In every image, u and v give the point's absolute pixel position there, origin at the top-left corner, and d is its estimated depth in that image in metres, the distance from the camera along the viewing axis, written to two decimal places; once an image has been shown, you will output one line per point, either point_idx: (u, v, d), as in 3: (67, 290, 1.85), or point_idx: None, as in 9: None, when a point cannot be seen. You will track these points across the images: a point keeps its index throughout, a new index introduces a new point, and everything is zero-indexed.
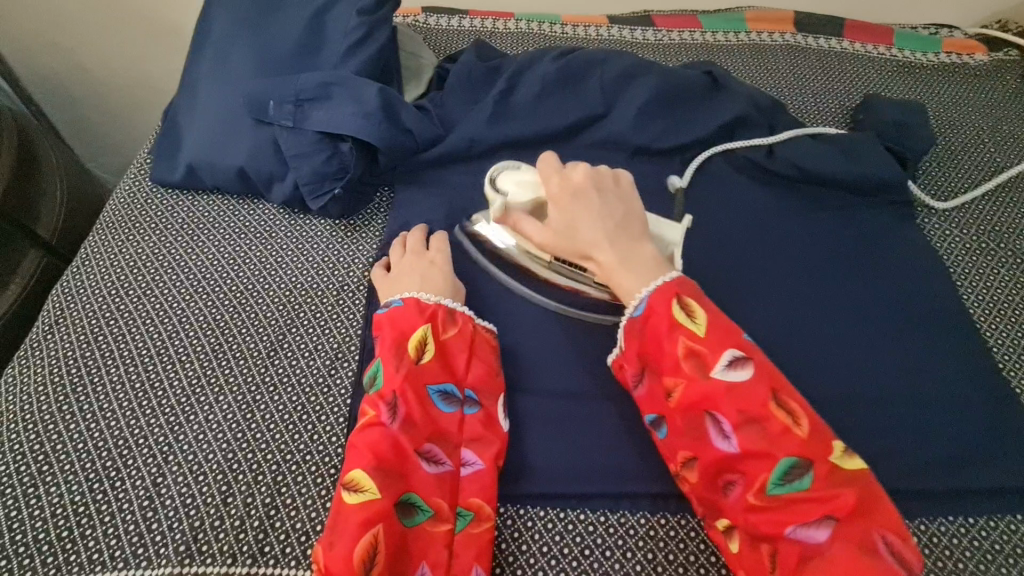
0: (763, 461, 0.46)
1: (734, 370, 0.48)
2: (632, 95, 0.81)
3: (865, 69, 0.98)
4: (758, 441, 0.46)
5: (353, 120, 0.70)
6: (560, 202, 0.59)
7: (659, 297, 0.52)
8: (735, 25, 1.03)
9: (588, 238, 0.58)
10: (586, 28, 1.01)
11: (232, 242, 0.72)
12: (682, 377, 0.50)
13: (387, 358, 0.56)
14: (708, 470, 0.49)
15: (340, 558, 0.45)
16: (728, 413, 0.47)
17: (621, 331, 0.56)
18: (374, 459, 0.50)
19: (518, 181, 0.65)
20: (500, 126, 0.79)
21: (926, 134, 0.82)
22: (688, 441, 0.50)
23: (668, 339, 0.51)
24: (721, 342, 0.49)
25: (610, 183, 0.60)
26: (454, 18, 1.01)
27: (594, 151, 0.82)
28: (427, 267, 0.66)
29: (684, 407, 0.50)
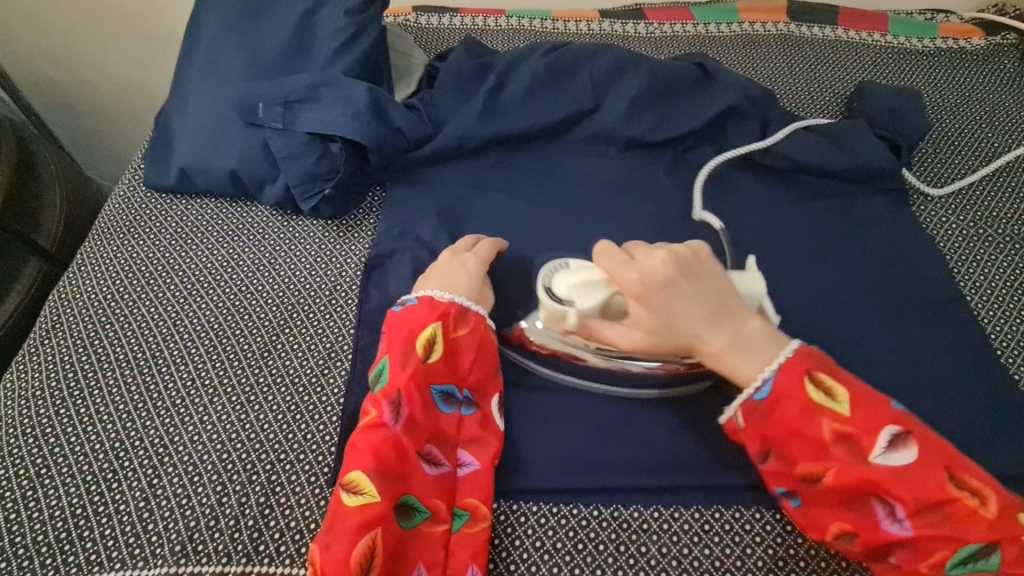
0: (945, 540, 0.45)
1: (897, 451, 0.47)
2: (623, 88, 0.80)
3: (860, 57, 0.97)
4: (938, 522, 0.46)
5: (342, 120, 0.70)
6: (648, 299, 0.53)
7: (786, 378, 0.50)
8: (728, 16, 1.03)
9: (691, 332, 0.53)
10: (577, 23, 1.01)
11: (226, 246, 0.72)
12: (835, 463, 0.48)
13: (394, 357, 0.57)
14: (870, 548, 0.48)
15: (336, 559, 0.47)
16: (899, 495, 0.46)
17: (732, 407, 0.53)
18: (374, 460, 0.51)
19: (576, 286, 0.57)
20: (490, 123, 0.79)
21: (920, 121, 0.82)
22: (847, 519, 0.48)
23: (810, 424, 0.49)
24: (875, 421, 0.48)
25: (694, 262, 0.55)
26: (445, 16, 1.01)
27: (586, 145, 0.82)
28: (456, 270, 0.65)
29: (843, 491, 0.48)
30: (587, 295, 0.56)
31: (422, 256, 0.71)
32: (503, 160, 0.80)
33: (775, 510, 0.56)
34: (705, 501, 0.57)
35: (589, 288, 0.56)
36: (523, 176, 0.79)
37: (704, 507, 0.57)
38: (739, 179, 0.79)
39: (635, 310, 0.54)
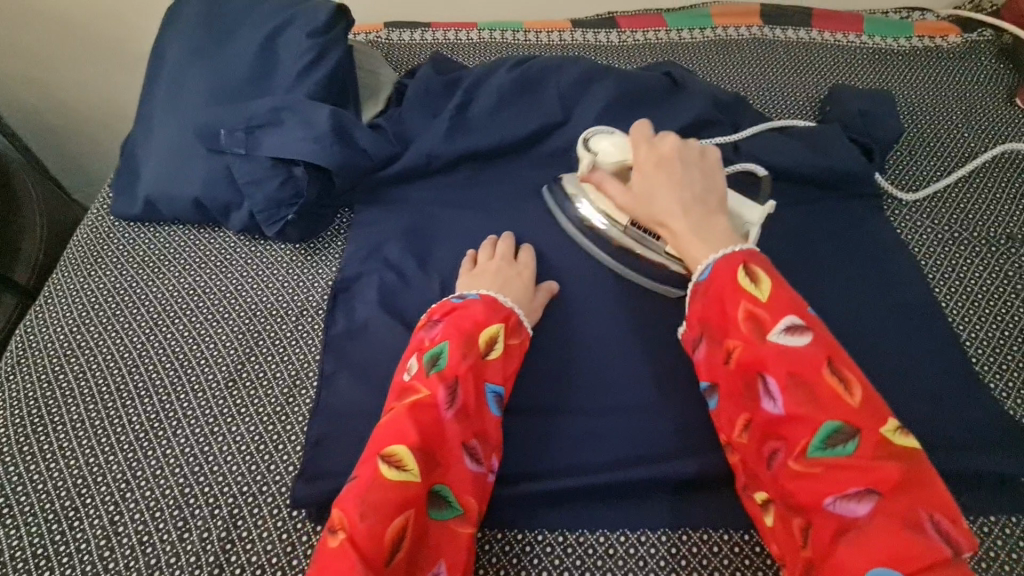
0: (805, 424, 0.44)
1: (793, 337, 0.46)
2: (591, 99, 0.80)
3: (835, 59, 0.96)
4: (805, 407, 0.44)
5: (304, 143, 0.69)
6: (646, 170, 0.59)
7: (724, 262, 0.51)
8: (701, 22, 1.02)
9: (665, 207, 0.57)
10: (548, 34, 1.01)
11: (191, 274, 0.72)
12: (739, 339, 0.48)
13: (458, 343, 0.56)
14: (754, 436, 0.48)
15: (371, 532, 0.44)
16: (778, 373, 0.46)
17: (689, 294, 0.54)
18: (422, 440, 0.50)
19: (613, 143, 0.65)
20: (458, 140, 0.78)
21: (894, 124, 0.81)
22: (742, 404, 0.48)
23: (729, 302, 0.49)
24: (782, 308, 0.47)
25: (697, 157, 0.59)
26: (417, 31, 1.00)
27: (556, 159, 0.81)
28: (515, 278, 0.66)
29: (738, 370, 0.48)
30: (614, 153, 0.64)
31: (389, 278, 0.70)
32: (472, 176, 0.80)
33: (743, 531, 0.56)
34: (673, 524, 0.56)
35: (618, 149, 0.64)
36: (493, 193, 0.78)
37: (672, 529, 0.56)
38: None
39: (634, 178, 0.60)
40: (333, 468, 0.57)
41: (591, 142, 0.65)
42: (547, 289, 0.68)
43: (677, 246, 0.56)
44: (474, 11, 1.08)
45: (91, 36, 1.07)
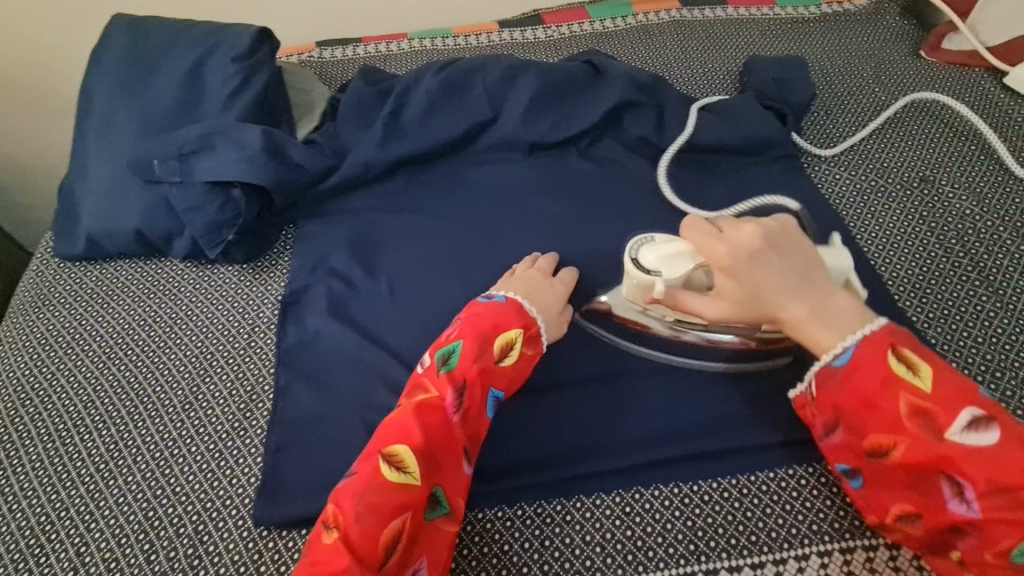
0: (1010, 526, 0.44)
1: (976, 435, 0.46)
2: (517, 94, 0.82)
3: (751, 31, 1.00)
4: (1004, 507, 0.44)
5: (238, 165, 0.71)
6: (735, 274, 0.54)
7: (874, 346, 0.50)
8: (622, 10, 1.05)
9: (774, 301, 0.53)
10: (476, 37, 1.04)
11: (142, 306, 0.72)
12: (904, 436, 0.48)
13: (470, 349, 0.59)
14: (931, 525, 0.48)
15: (365, 533, 0.47)
16: (967, 475, 0.45)
17: (815, 377, 0.53)
18: (422, 442, 0.52)
19: (661, 255, 0.59)
20: (392, 146, 0.80)
21: (805, 87, 0.85)
22: (913, 495, 0.49)
23: (885, 394, 0.49)
24: (955, 401, 0.47)
25: (781, 236, 0.55)
26: (348, 47, 1.03)
27: (491, 155, 0.84)
28: (545, 288, 0.68)
29: (906, 465, 0.48)
30: (673, 266, 0.58)
31: (337, 287, 0.72)
32: (411, 181, 0.82)
33: (692, 483, 0.59)
34: (626, 484, 0.59)
35: (678, 259, 0.58)
36: (432, 193, 0.81)
37: (625, 489, 0.59)
38: (640, 170, 0.81)
39: (720, 281, 0.55)
40: (294, 474, 0.58)
41: (641, 261, 0.59)
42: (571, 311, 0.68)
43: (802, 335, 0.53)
44: (403, 21, 1.10)
45: (22, 84, 1.06)
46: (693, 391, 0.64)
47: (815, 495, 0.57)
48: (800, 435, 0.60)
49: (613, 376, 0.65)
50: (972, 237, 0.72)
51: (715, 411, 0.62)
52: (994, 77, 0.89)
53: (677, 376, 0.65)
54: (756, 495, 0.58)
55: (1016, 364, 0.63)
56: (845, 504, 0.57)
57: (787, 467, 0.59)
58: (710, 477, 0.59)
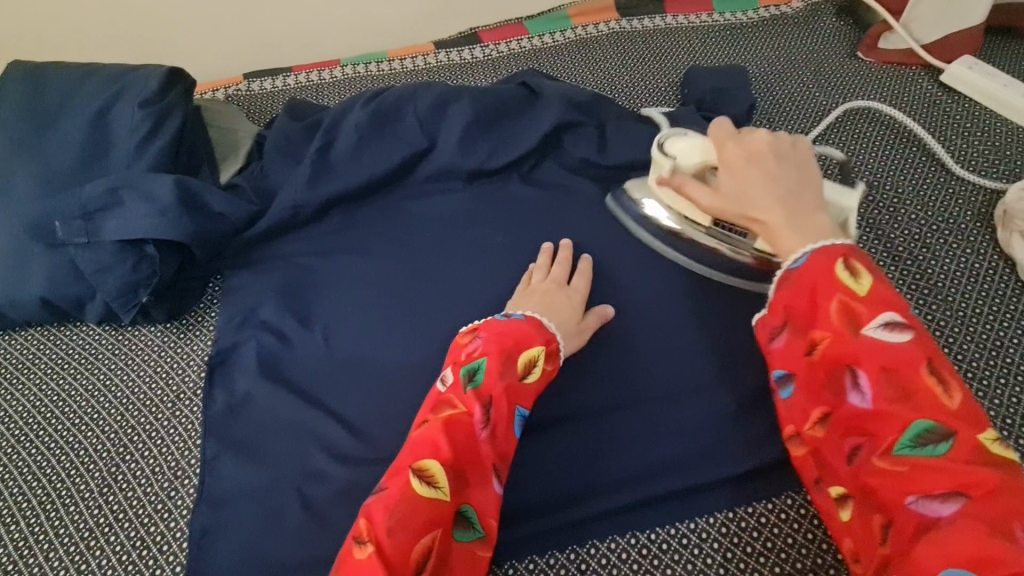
0: (896, 423, 0.42)
1: (892, 334, 0.44)
2: (451, 120, 0.78)
3: (691, 40, 0.98)
4: (896, 402, 0.43)
5: (150, 220, 0.66)
6: (733, 166, 0.56)
7: (822, 251, 0.48)
8: (561, 24, 1.03)
9: (756, 201, 0.53)
10: (412, 61, 1.00)
11: (55, 378, 0.67)
12: (828, 331, 0.46)
13: (497, 360, 0.55)
14: (834, 428, 0.46)
15: (399, 547, 0.44)
16: (871, 369, 0.44)
17: (772, 282, 0.51)
18: (451, 457, 0.49)
19: (688, 146, 0.63)
20: (322, 184, 0.76)
21: (745, 97, 0.84)
22: (822, 397, 0.47)
23: (823, 292, 0.46)
24: (882, 303, 0.45)
25: (789, 150, 0.56)
26: (277, 78, 0.98)
27: (430, 186, 0.80)
28: (562, 299, 0.66)
29: (825, 363, 0.46)
30: (690, 156, 0.62)
31: (269, 343, 0.67)
32: (345, 220, 0.78)
33: (648, 531, 0.57)
34: (579, 536, 0.57)
35: (697, 153, 0.62)
36: (368, 232, 0.77)
37: (580, 545, 0.57)
38: (584, 191, 0.78)
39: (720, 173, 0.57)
40: (225, 560, 0.55)
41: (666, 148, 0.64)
42: (599, 313, 0.66)
43: (772, 240, 0.52)
44: (335, 46, 1.06)
45: None
46: (647, 427, 0.61)
47: (773, 533, 0.56)
48: (755, 469, 0.59)
49: (564, 417, 0.62)
50: (918, 242, 0.71)
51: (669, 448, 0.60)
52: (931, 74, 0.89)
53: (631, 412, 0.62)
54: (716, 539, 0.56)
55: (968, 374, 0.62)
56: (803, 541, 0.55)
57: (746, 505, 0.57)
58: (667, 522, 0.57)
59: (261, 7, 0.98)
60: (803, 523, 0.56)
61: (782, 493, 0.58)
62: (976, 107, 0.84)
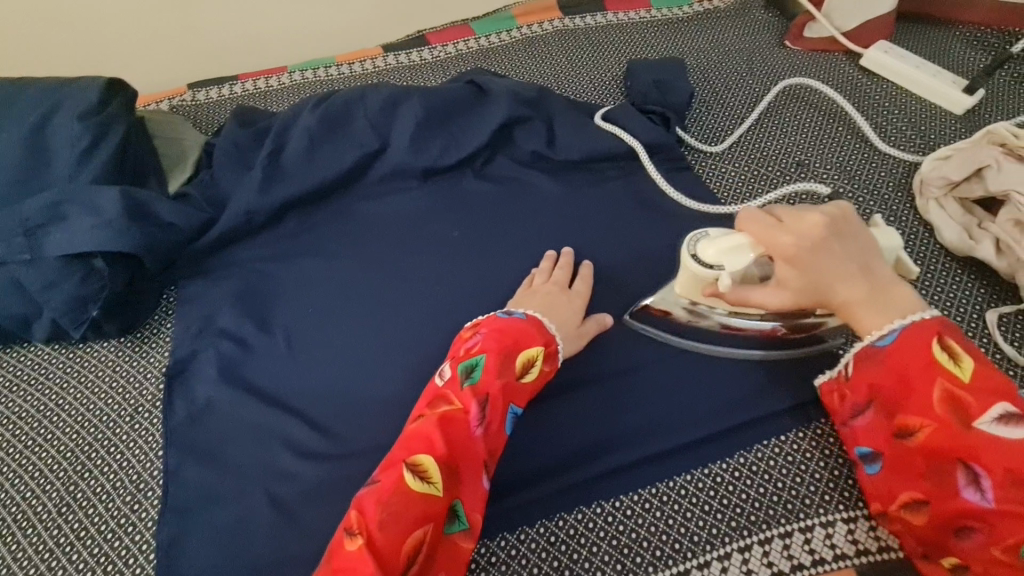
0: (1018, 518, 0.46)
1: (1005, 427, 0.47)
2: (402, 121, 0.79)
3: (630, 35, 1.02)
4: (1018, 497, 0.46)
5: (96, 233, 0.64)
6: (800, 261, 0.54)
7: (920, 332, 0.52)
8: (505, 25, 1.05)
9: (834, 292, 0.54)
10: (360, 65, 1.01)
11: (4, 402, 0.65)
12: (933, 419, 0.49)
13: (497, 364, 0.57)
14: (941, 514, 0.49)
15: (390, 538, 0.46)
16: (989, 464, 0.47)
17: (857, 357, 0.55)
18: (446, 454, 0.51)
19: (726, 249, 0.55)
20: (275, 189, 0.76)
21: (684, 87, 0.88)
22: (925, 483, 0.50)
23: (925, 378, 0.50)
24: (990, 395, 0.49)
25: (845, 225, 0.55)
26: (223, 87, 0.97)
27: (385, 186, 0.81)
28: (563, 301, 0.67)
29: (930, 450, 0.49)
30: (736, 259, 0.55)
31: (229, 350, 0.67)
32: (301, 224, 0.78)
33: (612, 500, 0.59)
34: (548, 511, 0.59)
35: (737, 251, 0.55)
36: (325, 234, 0.77)
37: (549, 518, 0.59)
38: (537, 183, 0.81)
39: (783, 270, 0.54)
40: (194, 566, 0.54)
41: (702, 258, 0.57)
42: (599, 321, 0.67)
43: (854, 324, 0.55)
44: (283, 54, 1.06)
45: None
46: (607, 402, 0.63)
47: (729, 492, 0.59)
48: (710, 434, 0.62)
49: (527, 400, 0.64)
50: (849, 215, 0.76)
51: (630, 420, 0.62)
52: (852, 59, 0.96)
53: (593, 389, 0.64)
54: (676, 500, 0.59)
55: None
56: (757, 496, 0.58)
57: (701, 467, 0.60)
58: (629, 491, 0.60)
59: (202, 17, 0.97)
60: (757, 478, 0.59)
61: (735, 453, 0.61)
62: (895, 89, 0.90)
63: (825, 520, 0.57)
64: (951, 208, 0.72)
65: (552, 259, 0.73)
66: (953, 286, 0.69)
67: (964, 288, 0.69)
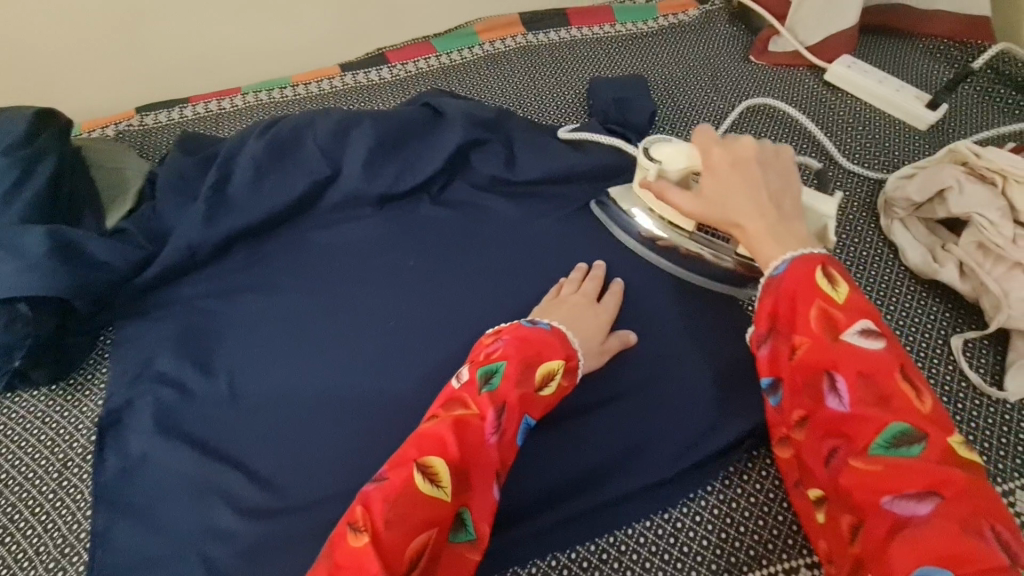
0: (871, 424, 0.44)
1: (867, 340, 0.47)
2: (353, 145, 0.76)
3: (594, 52, 1.00)
4: (872, 404, 0.45)
5: (19, 278, 0.60)
6: (718, 173, 0.58)
7: (803, 260, 0.51)
8: (467, 41, 1.03)
9: (739, 207, 0.55)
10: (316, 85, 0.98)
11: None
12: (807, 336, 0.48)
13: (516, 370, 0.54)
14: (811, 431, 0.48)
15: (395, 543, 0.43)
16: (848, 374, 0.46)
17: (755, 289, 0.53)
18: (458, 457, 0.48)
19: (675, 149, 0.63)
20: (220, 222, 0.72)
21: (646, 105, 0.86)
22: (800, 402, 0.49)
23: (803, 299, 0.49)
24: (859, 312, 0.48)
25: (773, 158, 0.58)
26: (173, 110, 0.94)
27: (338, 214, 0.78)
28: (587, 315, 0.64)
29: (802, 367, 0.49)
30: (675, 161, 0.63)
31: (167, 396, 0.63)
32: (249, 257, 0.74)
33: (569, 551, 0.57)
34: (500, 565, 0.56)
35: (680, 156, 0.63)
36: (274, 267, 0.74)
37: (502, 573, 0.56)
38: (496, 208, 0.78)
39: (703, 179, 0.58)
40: None
41: (652, 152, 0.64)
42: (622, 337, 0.64)
43: (751, 246, 0.55)
44: (237, 74, 1.02)
45: None
46: (565, 443, 0.61)
47: (689, 539, 0.57)
48: (671, 475, 0.59)
49: None
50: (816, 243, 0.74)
51: (589, 463, 0.60)
52: (816, 74, 0.95)
53: (549, 430, 0.61)
54: (635, 550, 0.57)
55: None
56: (716, 541, 0.57)
57: (661, 512, 0.58)
58: (586, 540, 0.57)
59: (150, 40, 0.94)
60: (716, 523, 0.57)
61: (695, 496, 0.59)
62: (859, 105, 0.89)
63: (788, 566, 0.55)
64: (916, 229, 0.71)
65: (581, 272, 0.70)
66: (918, 310, 0.68)
67: (928, 311, 0.68)
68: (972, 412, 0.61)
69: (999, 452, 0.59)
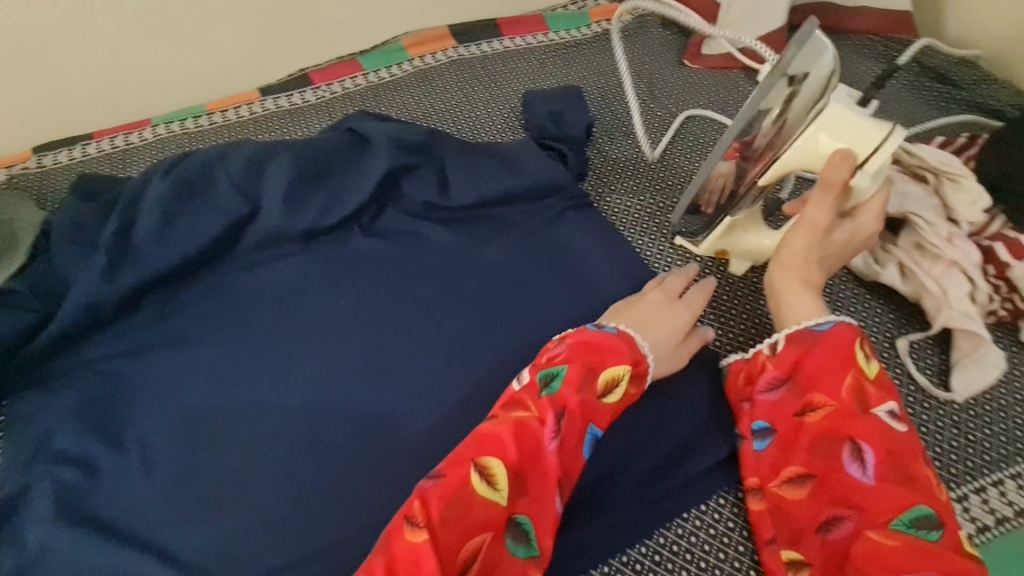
0: (893, 499, 0.47)
1: (893, 420, 0.51)
2: (272, 179, 0.70)
3: (529, 63, 0.97)
4: (893, 478, 0.48)
5: None
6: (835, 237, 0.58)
7: (843, 333, 0.54)
8: (395, 57, 0.98)
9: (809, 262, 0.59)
10: (234, 113, 0.91)
11: None
12: (833, 400, 0.52)
13: (582, 376, 0.54)
14: (821, 492, 0.50)
15: (448, 544, 0.44)
16: (876, 448, 0.49)
17: (779, 338, 0.57)
18: (518, 460, 0.49)
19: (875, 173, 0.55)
20: (124, 274, 0.65)
21: (584, 117, 0.83)
22: (814, 462, 0.51)
23: (839, 369, 0.53)
24: (888, 392, 0.52)
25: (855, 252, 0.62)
26: (74, 149, 0.86)
27: (261, 253, 0.71)
28: (663, 315, 0.61)
29: (823, 430, 0.51)
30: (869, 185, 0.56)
31: (69, 479, 0.57)
32: (161, 309, 0.68)
33: None
34: None
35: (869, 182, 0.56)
36: (192, 318, 0.67)
37: None
38: (433, 236, 0.74)
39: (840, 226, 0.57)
40: None
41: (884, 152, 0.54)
42: (699, 337, 0.63)
43: (782, 267, 0.60)
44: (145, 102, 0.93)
45: None
46: None
47: None
48: (629, 513, 0.57)
49: None
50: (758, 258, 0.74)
51: None
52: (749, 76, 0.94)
53: None
54: None
55: None
56: None
57: (620, 556, 0.56)
58: None
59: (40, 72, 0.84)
60: (678, 562, 0.55)
61: (654, 534, 0.56)
62: None
63: None
64: None
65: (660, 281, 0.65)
66: (863, 314, 0.67)
67: (874, 314, 0.67)
68: (923, 417, 0.60)
69: (951, 457, 0.58)
